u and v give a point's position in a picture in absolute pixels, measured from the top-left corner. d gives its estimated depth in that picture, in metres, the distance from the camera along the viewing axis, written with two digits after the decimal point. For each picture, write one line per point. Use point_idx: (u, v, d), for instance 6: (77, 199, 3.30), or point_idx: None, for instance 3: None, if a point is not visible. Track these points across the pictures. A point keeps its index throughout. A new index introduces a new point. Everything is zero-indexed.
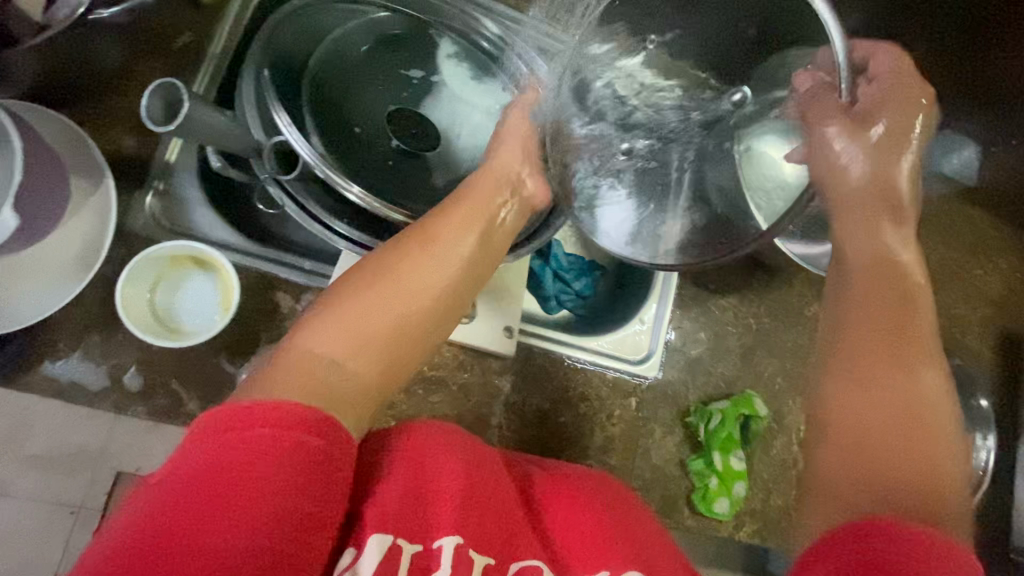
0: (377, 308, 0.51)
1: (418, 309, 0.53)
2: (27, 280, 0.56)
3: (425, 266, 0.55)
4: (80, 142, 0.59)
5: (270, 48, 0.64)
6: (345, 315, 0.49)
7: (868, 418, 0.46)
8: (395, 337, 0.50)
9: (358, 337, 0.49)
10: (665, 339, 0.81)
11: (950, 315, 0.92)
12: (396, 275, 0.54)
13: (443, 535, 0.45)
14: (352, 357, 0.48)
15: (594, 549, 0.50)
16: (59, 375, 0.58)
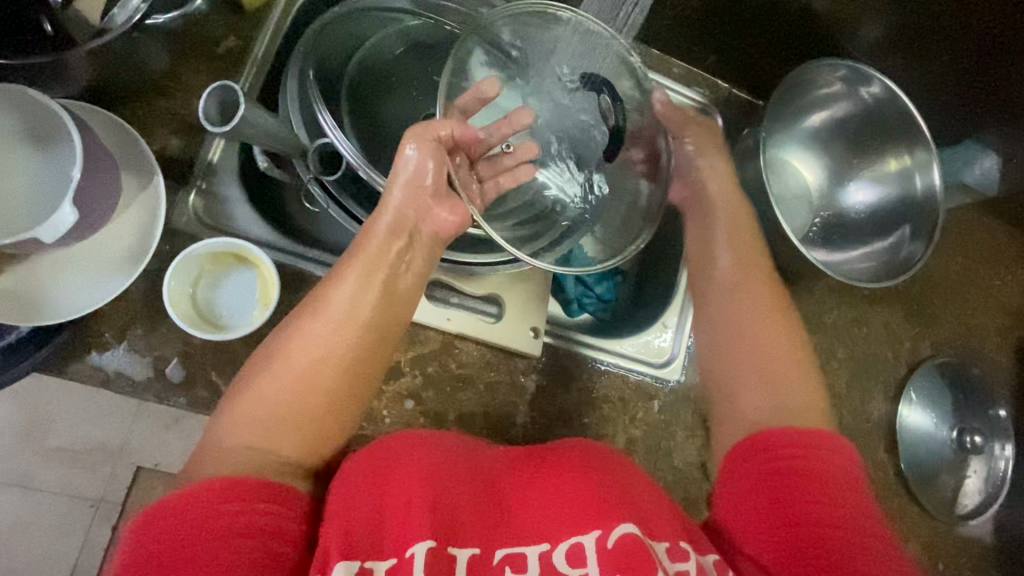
0: (280, 382, 0.49)
1: (325, 369, 0.50)
2: (78, 272, 0.58)
3: (322, 332, 0.52)
4: (130, 140, 0.61)
5: (312, 49, 0.65)
6: (252, 399, 0.48)
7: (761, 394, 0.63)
8: (310, 407, 0.49)
9: (266, 416, 0.48)
10: (688, 344, 0.82)
11: (970, 325, 0.92)
12: (298, 341, 0.51)
13: (414, 543, 0.43)
14: (266, 440, 0.47)
15: (569, 511, 0.48)
16: (105, 365, 0.59)
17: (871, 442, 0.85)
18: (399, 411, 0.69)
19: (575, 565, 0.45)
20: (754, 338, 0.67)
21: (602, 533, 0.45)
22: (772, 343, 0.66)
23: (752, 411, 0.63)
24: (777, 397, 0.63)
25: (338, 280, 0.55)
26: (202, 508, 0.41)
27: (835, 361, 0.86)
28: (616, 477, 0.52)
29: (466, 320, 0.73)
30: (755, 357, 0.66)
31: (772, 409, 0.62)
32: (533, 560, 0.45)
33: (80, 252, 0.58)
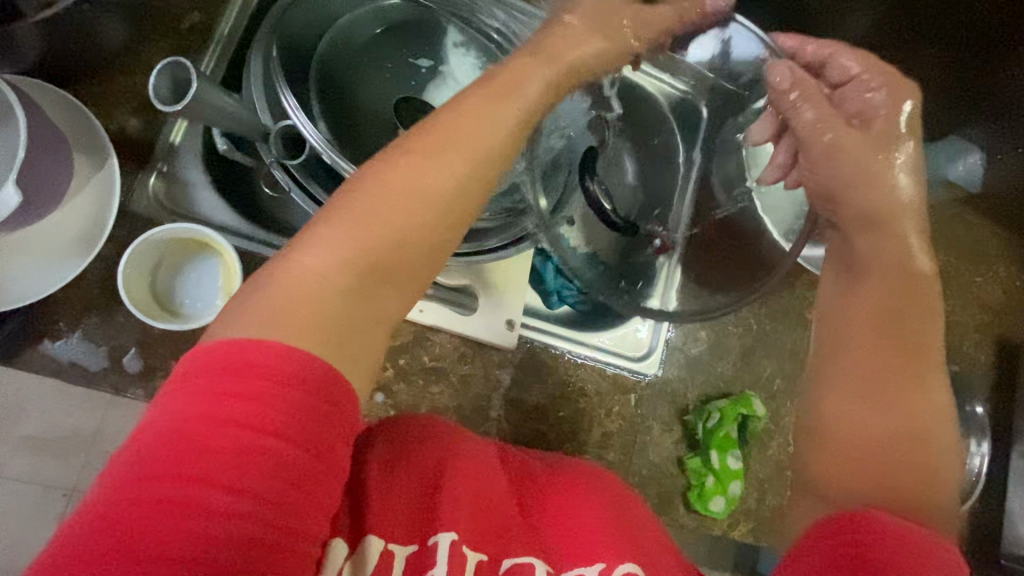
0: (385, 210, 0.42)
1: (438, 204, 0.43)
2: (29, 257, 0.55)
3: (434, 174, 0.44)
4: (84, 119, 0.58)
5: (280, 30, 0.63)
6: (358, 218, 0.41)
7: (862, 457, 0.50)
8: (412, 245, 0.42)
9: (370, 246, 0.41)
10: (666, 338, 0.82)
11: (949, 322, 0.92)
12: (409, 169, 0.43)
13: (438, 532, 0.44)
14: (362, 270, 0.40)
15: (592, 538, 0.48)
16: (57, 355, 0.57)
17: None
18: (369, 404, 0.68)
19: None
20: (880, 396, 0.51)
21: (606, 566, 0.45)
22: (897, 417, 0.50)
23: (844, 475, 0.50)
24: (875, 472, 0.49)
25: (461, 122, 0.46)
26: (252, 389, 0.34)
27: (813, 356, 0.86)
28: (630, 507, 0.53)
29: (440, 312, 0.71)
30: (861, 414, 0.51)
31: (866, 483, 0.49)
32: (540, 574, 0.45)
33: (30, 236, 0.56)
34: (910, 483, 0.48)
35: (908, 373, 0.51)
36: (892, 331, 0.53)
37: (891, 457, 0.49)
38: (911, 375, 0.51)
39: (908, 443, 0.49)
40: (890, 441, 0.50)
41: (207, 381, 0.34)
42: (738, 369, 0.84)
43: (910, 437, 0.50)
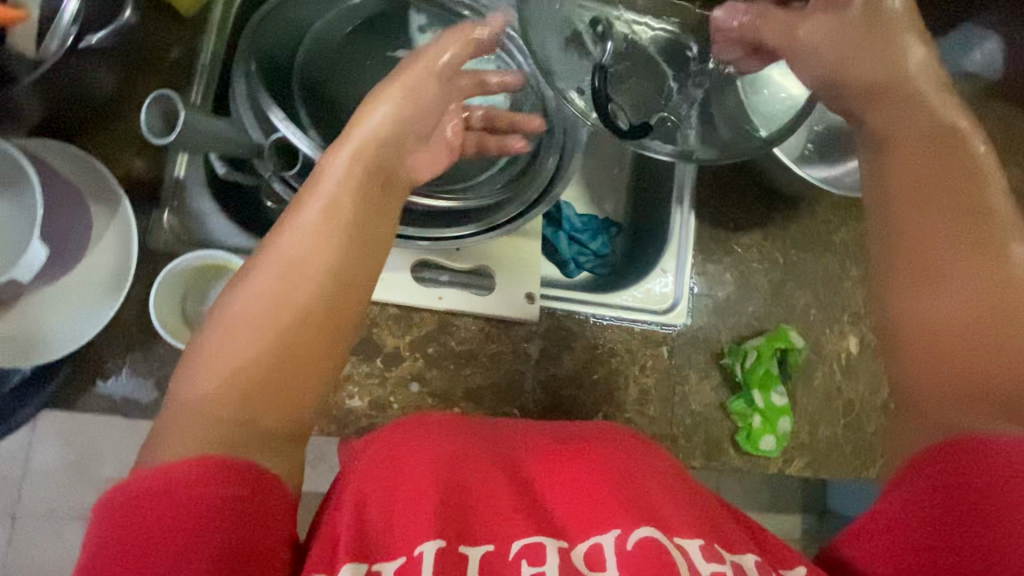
0: (243, 328, 0.44)
1: (288, 304, 0.45)
2: (65, 309, 0.58)
3: (276, 287, 0.45)
4: (90, 169, 0.59)
5: (255, 46, 0.63)
6: (214, 345, 0.43)
7: (960, 320, 0.45)
8: (270, 359, 0.43)
9: (228, 382, 0.42)
10: (691, 284, 0.81)
11: None
12: (259, 291, 0.45)
13: (423, 542, 0.43)
14: (233, 393, 0.42)
15: (595, 505, 0.48)
16: (112, 393, 0.60)
17: None
18: (405, 393, 0.69)
19: (593, 569, 0.45)
20: (926, 296, 0.46)
21: (621, 532, 0.46)
22: (979, 291, 0.45)
23: (924, 392, 0.45)
24: (966, 362, 0.44)
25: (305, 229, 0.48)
26: (170, 506, 0.37)
27: (848, 279, 0.88)
28: (644, 465, 0.51)
29: (459, 295, 0.72)
30: (930, 253, 0.47)
31: (951, 390, 0.44)
32: (551, 552, 0.45)
33: (64, 289, 0.59)
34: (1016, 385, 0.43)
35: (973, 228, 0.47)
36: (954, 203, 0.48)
37: (947, 302, 0.46)
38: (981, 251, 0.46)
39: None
40: (983, 307, 0.45)
41: (128, 512, 0.37)
42: (766, 304, 0.84)
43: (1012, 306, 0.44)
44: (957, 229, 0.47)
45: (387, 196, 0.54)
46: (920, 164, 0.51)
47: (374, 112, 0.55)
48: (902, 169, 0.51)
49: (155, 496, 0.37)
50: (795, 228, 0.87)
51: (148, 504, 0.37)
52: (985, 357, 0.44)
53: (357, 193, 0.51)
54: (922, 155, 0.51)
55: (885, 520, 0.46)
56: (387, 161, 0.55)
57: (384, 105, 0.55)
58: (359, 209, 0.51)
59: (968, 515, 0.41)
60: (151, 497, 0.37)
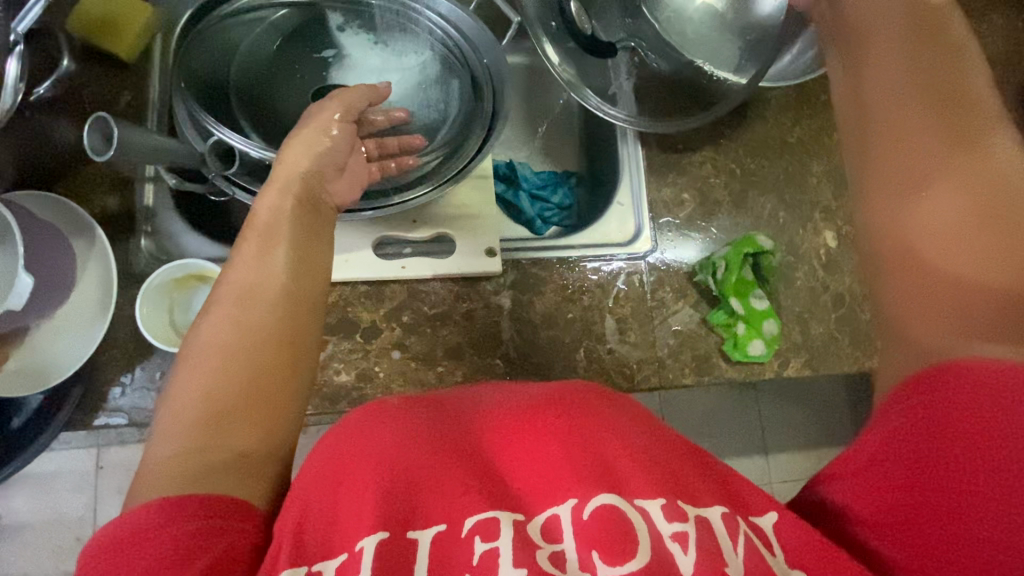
0: (204, 368, 0.46)
1: (236, 345, 0.48)
2: (66, 336, 0.65)
3: (233, 325, 0.49)
4: (66, 208, 0.66)
5: (188, 71, 0.70)
6: (175, 395, 0.45)
7: (943, 235, 0.42)
8: (232, 391, 0.46)
9: (198, 419, 0.44)
10: (650, 211, 0.83)
11: None
12: (217, 333, 0.48)
13: (363, 537, 0.41)
14: (201, 426, 0.44)
15: (551, 476, 0.46)
16: (122, 407, 0.65)
17: None
18: (388, 361, 0.72)
19: (551, 540, 0.44)
20: (906, 211, 0.44)
21: (578, 501, 0.45)
22: (963, 203, 0.42)
23: (915, 311, 0.44)
24: (950, 279, 0.42)
25: (251, 268, 0.53)
26: (140, 547, 0.38)
27: (813, 175, 0.87)
28: (607, 430, 0.49)
29: (421, 261, 0.75)
30: (911, 163, 0.44)
31: (939, 316, 0.43)
32: (506, 526, 0.43)
33: (61, 319, 0.65)
34: (1001, 300, 0.41)
35: (957, 132, 0.43)
36: (937, 104, 0.43)
37: (926, 217, 0.43)
38: (965, 153, 0.42)
39: (1015, 249, 0.41)
40: (967, 220, 0.42)
41: (105, 559, 0.38)
42: (730, 216, 0.84)
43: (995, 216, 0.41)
44: (938, 132, 0.43)
45: (318, 222, 0.59)
46: (897, 69, 0.45)
47: (288, 154, 0.60)
48: (878, 65, 0.46)
49: (121, 547, 0.38)
50: (747, 135, 0.87)
51: (123, 550, 0.38)
52: (970, 273, 0.42)
53: (292, 224, 0.56)
54: (900, 51, 0.45)
55: (868, 453, 0.45)
56: (312, 189, 0.61)
57: (297, 145, 0.61)
58: (301, 245, 0.56)
59: (956, 442, 0.40)
60: (117, 549, 0.38)
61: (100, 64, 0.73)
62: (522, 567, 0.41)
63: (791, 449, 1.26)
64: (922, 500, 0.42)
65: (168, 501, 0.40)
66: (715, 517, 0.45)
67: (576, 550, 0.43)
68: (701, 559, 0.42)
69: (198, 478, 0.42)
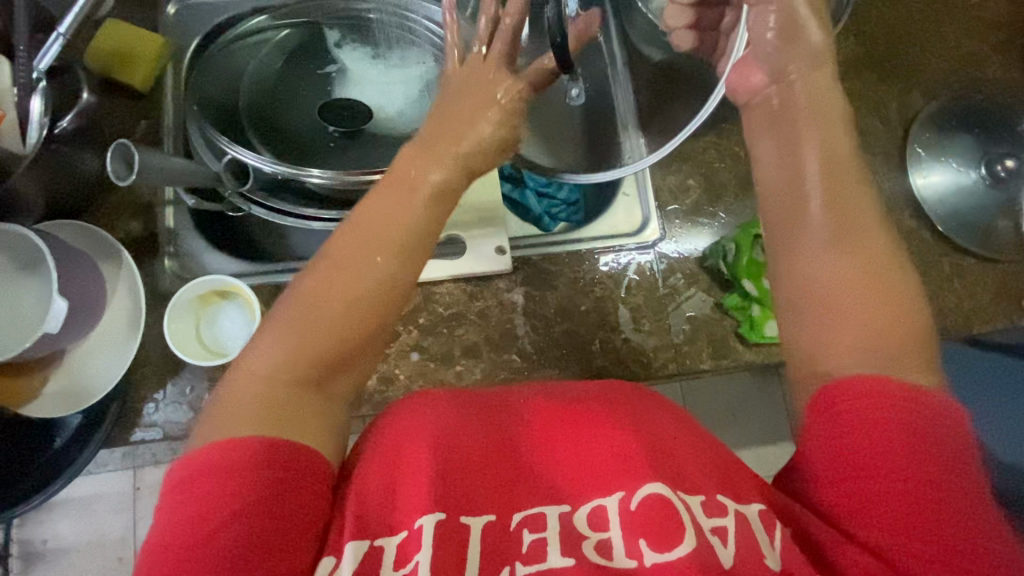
0: (321, 301, 0.47)
1: (343, 289, 0.48)
2: (100, 357, 0.68)
3: (343, 267, 0.48)
4: (96, 236, 0.70)
5: (200, 98, 0.74)
6: (292, 312, 0.47)
7: (838, 281, 0.47)
8: (328, 338, 0.47)
9: (298, 352, 0.46)
10: (655, 200, 0.83)
11: (914, 68, 0.92)
12: (335, 268, 0.48)
13: (422, 515, 0.44)
14: (297, 361, 0.46)
15: (602, 467, 0.48)
16: (156, 420, 0.68)
17: (895, 210, 0.87)
18: (407, 363, 0.74)
19: (596, 528, 0.45)
20: (814, 249, 0.48)
21: (626, 494, 0.46)
22: (852, 257, 0.47)
23: (823, 347, 0.46)
24: (858, 317, 0.46)
25: (369, 216, 0.51)
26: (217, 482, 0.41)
27: None
28: (662, 430, 0.51)
29: (433, 264, 0.77)
30: (814, 213, 0.49)
31: (849, 344, 0.45)
32: (553, 519, 0.45)
33: (96, 341, 0.68)
34: (902, 340, 0.45)
35: (844, 196, 0.49)
36: (829, 172, 0.50)
37: (824, 262, 0.47)
38: (857, 213, 0.48)
39: (894, 298, 0.46)
40: (856, 271, 0.46)
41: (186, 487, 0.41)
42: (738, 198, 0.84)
43: (874, 272, 0.46)
44: (830, 193, 0.49)
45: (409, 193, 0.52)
46: (808, 135, 0.52)
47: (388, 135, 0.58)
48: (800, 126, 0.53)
49: (216, 471, 0.41)
50: None
51: (204, 480, 0.41)
52: (864, 319, 0.45)
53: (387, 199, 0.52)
54: (811, 119, 0.53)
55: (812, 452, 0.45)
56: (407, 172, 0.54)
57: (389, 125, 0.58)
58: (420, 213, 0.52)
59: (887, 437, 0.42)
60: (213, 471, 0.41)
61: (119, 97, 0.77)
62: (569, 557, 0.43)
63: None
64: (868, 487, 0.42)
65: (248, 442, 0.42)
66: (756, 513, 0.46)
67: (624, 539, 0.44)
68: (743, 549, 0.43)
69: (279, 417, 0.44)
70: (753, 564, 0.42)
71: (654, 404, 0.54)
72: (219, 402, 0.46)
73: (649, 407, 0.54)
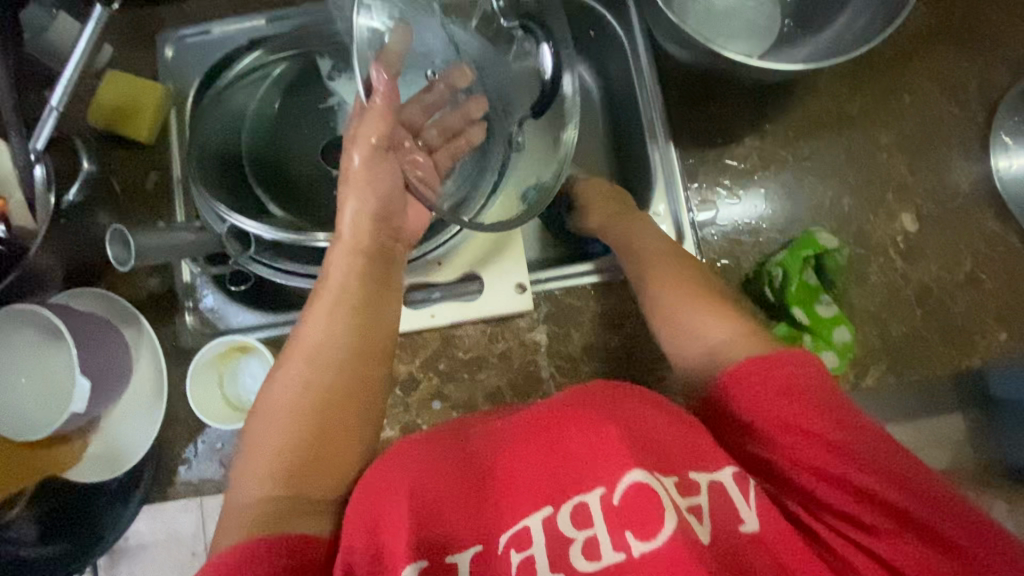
0: (278, 426, 0.51)
1: (320, 395, 0.53)
2: (130, 423, 0.69)
3: (297, 379, 0.54)
4: (110, 301, 0.70)
5: (199, 147, 0.70)
6: (258, 442, 0.51)
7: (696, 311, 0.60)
8: (300, 448, 0.51)
9: (275, 472, 0.49)
10: (691, 219, 0.75)
11: (999, 34, 0.78)
12: (286, 387, 0.53)
13: (405, 566, 0.43)
14: (276, 480, 0.49)
15: (563, 482, 0.45)
16: (191, 477, 0.71)
17: (975, 211, 0.75)
18: (428, 413, 0.71)
19: (582, 528, 0.43)
20: (689, 319, 0.60)
21: (606, 490, 0.43)
22: (685, 292, 0.62)
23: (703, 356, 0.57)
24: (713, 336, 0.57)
25: (313, 321, 0.57)
26: None
27: (883, 149, 0.76)
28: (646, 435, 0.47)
29: (450, 307, 0.73)
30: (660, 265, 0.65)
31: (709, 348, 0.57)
32: (538, 532, 0.44)
33: (124, 408, 0.70)
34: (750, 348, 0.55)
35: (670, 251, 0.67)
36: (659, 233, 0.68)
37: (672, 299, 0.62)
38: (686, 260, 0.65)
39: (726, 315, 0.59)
40: (695, 299, 0.61)
41: None
42: (788, 208, 0.75)
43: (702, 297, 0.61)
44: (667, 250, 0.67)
45: (387, 287, 0.61)
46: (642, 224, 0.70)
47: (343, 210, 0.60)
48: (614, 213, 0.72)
49: None
50: (795, 114, 0.77)
51: None
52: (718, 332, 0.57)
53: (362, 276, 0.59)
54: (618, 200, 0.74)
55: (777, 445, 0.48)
56: (380, 238, 0.62)
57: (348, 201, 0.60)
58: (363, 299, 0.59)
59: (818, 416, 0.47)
60: (210, 573, 0.43)
61: (124, 150, 0.75)
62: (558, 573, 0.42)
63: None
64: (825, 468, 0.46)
65: (246, 546, 0.44)
66: (731, 478, 0.46)
67: (609, 535, 0.42)
68: (719, 525, 0.44)
69: (274, 522, 0.47)
70: (730, 534, 0.44)
71: (623, 400, 0.50)
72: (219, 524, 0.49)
73: (619, 401, 0.50)
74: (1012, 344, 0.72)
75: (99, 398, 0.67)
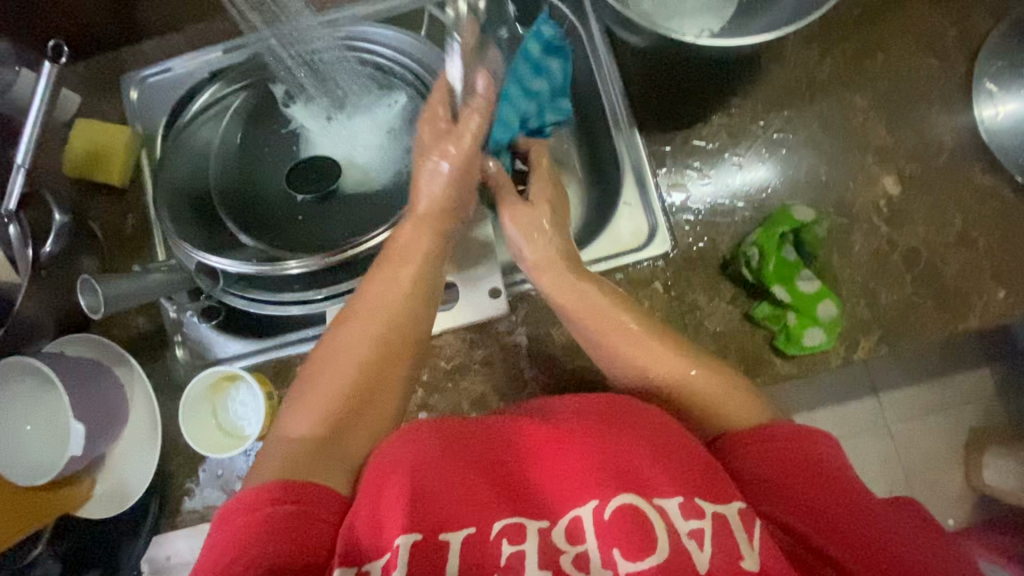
0: (333, 377, 0.54)
1: (375, 357, 0.55)
2: (130, 458, 0.72)
3: (354, 339, 0.56)
4: (94, 343, 0.72)
5: (166, 183, 0.71)
6: (314, 386, 0.53)
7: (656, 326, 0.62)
8: (347, 401, 0.53)
9: (323, 419, 0.51)
10: (661, 206, 0.73)
11: None
12: (344, 341, 0.56)
13: (399, 536, 0.42)
14: (322, 426, 0.51)
15: (580, 477, 0.44)
16: (195, 505, 0.72)
17: (962, 167, 0.71)
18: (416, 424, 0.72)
19: (575, 543, 0.43)
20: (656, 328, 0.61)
21: (598, 503, 0.43)
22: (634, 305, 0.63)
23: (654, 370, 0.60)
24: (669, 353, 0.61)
25: (372, 295, 0.59)
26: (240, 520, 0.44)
27: (859, 112, 0.73)
28: (676, 445, 0.47)
29: None
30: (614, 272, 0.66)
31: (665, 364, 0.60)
32: (530, 534, 0.43)
33: (124, 445, 0.72)
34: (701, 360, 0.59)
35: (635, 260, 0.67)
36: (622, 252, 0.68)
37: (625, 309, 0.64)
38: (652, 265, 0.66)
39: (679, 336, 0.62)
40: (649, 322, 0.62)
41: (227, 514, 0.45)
42: (761, 183, 0.73)
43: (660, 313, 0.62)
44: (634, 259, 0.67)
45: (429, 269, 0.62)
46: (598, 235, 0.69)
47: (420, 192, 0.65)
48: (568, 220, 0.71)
49: (241, 512, 0.44)
50: (763, 86, 0.75)
51: (236, 518, 0.44)
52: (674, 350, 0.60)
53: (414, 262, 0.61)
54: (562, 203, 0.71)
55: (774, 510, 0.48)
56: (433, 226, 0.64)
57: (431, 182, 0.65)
58: (410, 287, 0.60)
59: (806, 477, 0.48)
60: (237, 512, 0.44)
61: (102, 194, 0.77)
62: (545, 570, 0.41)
63: (911, 415, 1.09)
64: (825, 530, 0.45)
65: (285, 484, 0.45)
66: (737, 513, 0.43)
67: (598, 549, 0.42)
68: (719, 554, 0.41)
69: (306, 466, 0.47)
70: (728, 567, 0.41)
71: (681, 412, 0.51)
72: (254, 468, 0.49)
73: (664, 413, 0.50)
74: (1012, 302, 0.68)
75: (98, 439, 0.69)
